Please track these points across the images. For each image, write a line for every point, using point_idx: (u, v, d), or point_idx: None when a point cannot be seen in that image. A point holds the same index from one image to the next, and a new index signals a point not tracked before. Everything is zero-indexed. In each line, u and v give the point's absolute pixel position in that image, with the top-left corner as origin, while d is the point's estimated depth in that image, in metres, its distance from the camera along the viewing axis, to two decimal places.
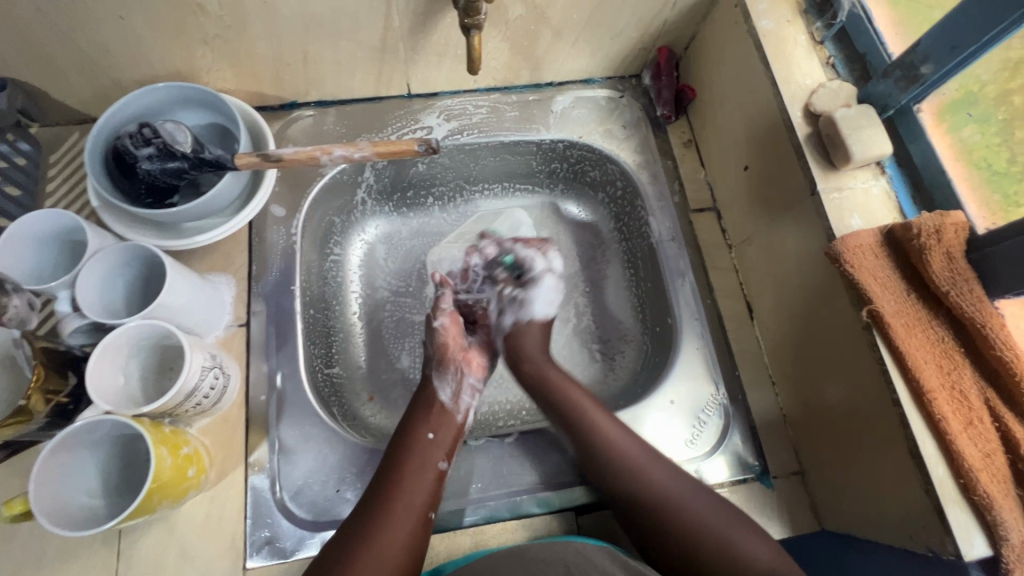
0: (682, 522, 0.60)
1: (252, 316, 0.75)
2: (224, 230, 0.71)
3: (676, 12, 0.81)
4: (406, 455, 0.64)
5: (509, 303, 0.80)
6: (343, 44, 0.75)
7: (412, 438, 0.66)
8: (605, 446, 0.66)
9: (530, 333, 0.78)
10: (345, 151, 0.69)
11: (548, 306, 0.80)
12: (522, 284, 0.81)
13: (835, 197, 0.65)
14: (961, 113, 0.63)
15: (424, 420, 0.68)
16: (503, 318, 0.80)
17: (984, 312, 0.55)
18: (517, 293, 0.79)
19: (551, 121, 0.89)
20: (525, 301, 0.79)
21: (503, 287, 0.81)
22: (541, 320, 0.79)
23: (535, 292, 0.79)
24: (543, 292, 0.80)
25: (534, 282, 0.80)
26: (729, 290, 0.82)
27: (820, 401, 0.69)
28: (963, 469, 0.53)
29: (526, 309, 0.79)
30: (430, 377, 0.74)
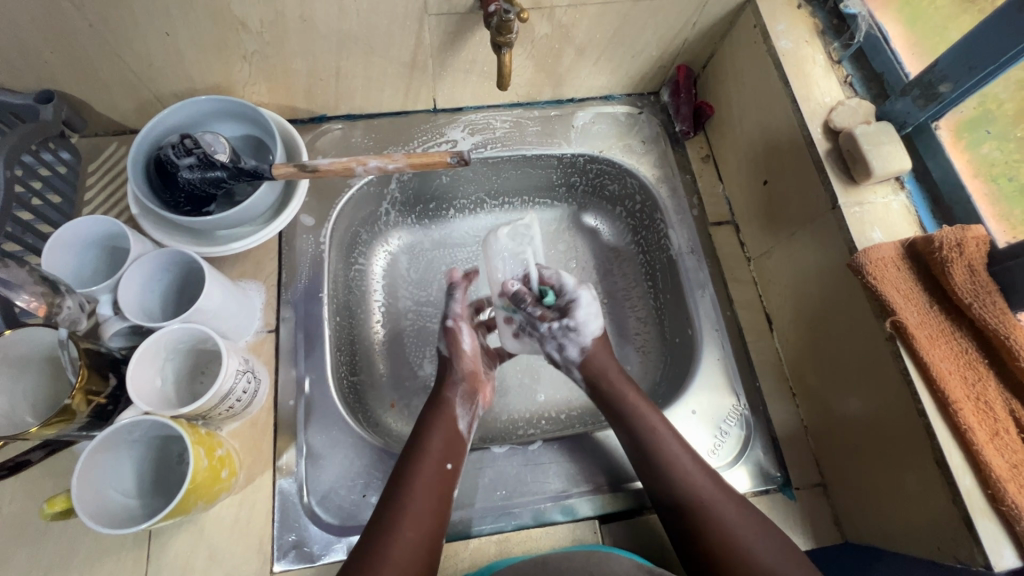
0: (705, 522, 0.63)
1: (282, 322, 0.76)
2: (258, 238, 0.73)
3: (695, 32, 0.83)
4: (428, 474, 0.65)
5: (564, 334, 0.77)
6: (374, 61, 0.78)
7: (439, 458, 0.67)
8: (643, 444, 0.68)
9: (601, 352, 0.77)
10: (380, 162, 0.66)
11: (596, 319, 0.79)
12: (563, 312, 0.78)
13: (856, 212, 0.66)
14: (979, 130, 0.64)
15: (442, 446, 0.69)
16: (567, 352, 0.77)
17: (1007, 324, 0.56)
18: (565, 323, 0.76)
19: (571, 136, 0.92)
20: (578, 328, 0.77)
21: (546, 321, 0.77)
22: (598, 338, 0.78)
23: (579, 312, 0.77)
24: (587, 309, 0.78)
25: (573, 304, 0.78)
26: (749, 303, 0.83)
27: (842, 411, 0.69)
28: (991, 480, 0.53)
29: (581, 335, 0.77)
30: (452, 401, 0.74)
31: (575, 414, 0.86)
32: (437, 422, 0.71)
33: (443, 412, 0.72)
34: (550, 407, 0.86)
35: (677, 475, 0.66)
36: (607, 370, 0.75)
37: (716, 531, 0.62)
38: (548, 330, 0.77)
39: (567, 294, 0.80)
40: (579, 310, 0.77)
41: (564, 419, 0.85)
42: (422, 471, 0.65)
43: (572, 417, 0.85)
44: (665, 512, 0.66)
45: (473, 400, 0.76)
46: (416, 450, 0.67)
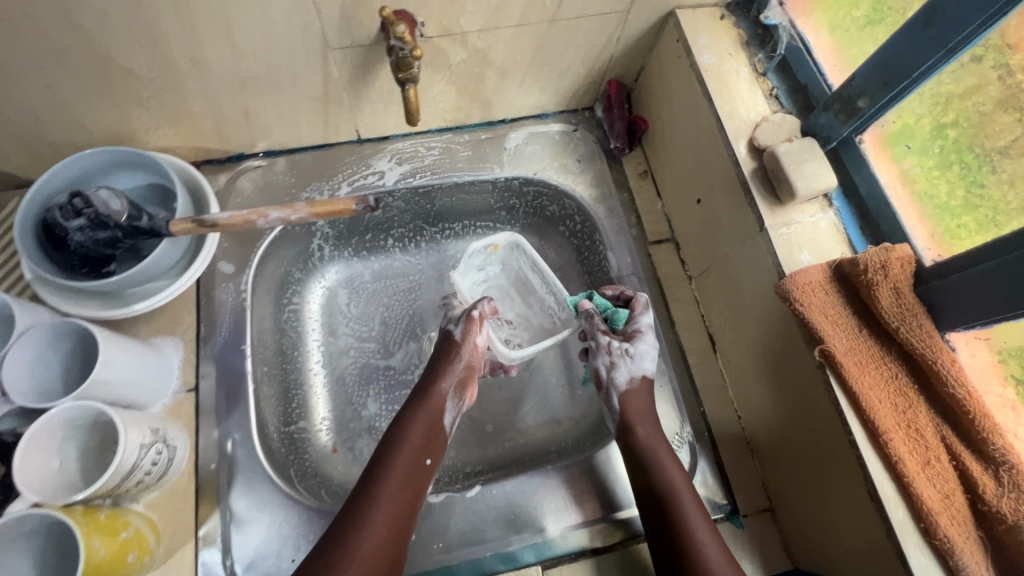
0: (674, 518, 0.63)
1: (201, 379, 0.72)
2: (169, 293, 0.69)
3: (620, 47, 0.80)
4: (400, 470, 0.65)
5: (619, 356, 0.72)
6: (283, 97, 0.74)
7: (411, 460, 0.66)
8: (636, 442, 0.69)
9: (639, 392, 0.71)
10: (281, 213, 0.62)
11: (653, 360, 0.73)
12: (625, 336, 0.73)
13: (783, 234, 0.64)
14: (901, 144, 0.62)
15: (421, 440, 0.68)
16: (615, 373, 0.72)
17: (934, 348, 0.55)
18: (626, 347, 0.72)
19: (504, 159, 0.89)
20: (636, 355, 0.72)
21: (607, 338, 0.72)
22: (646, 377, 0.73)
23: (643, 344, 0.73)
24: (649, 344, 0.73)
25: (640, 333, 0.73)
26: (691, 324, 0.81)
27: (785, 438, 0.67)
28: (923, 513, 0.52)
29: (637, 364, 0.72)
30: (443, 394, 0.72)
31: (525, 446, 0.85)
32: (414, 418, 0.69)
33: (435, 403, 0.71)
34: (499, 440, 0.86)
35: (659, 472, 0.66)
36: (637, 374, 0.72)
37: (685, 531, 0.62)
38: (607, 346, 0.72)
39: (637, 320, 0.74)
40: (642, 341, 0.72)
41: (514, 452, 0.84)
42: (390, 474, 0.64)
43: (522, 450, 0.84)
44: (646, 513, 0.65)
45: (462, 394, 0.74)
46: (394, 442, 0.67)
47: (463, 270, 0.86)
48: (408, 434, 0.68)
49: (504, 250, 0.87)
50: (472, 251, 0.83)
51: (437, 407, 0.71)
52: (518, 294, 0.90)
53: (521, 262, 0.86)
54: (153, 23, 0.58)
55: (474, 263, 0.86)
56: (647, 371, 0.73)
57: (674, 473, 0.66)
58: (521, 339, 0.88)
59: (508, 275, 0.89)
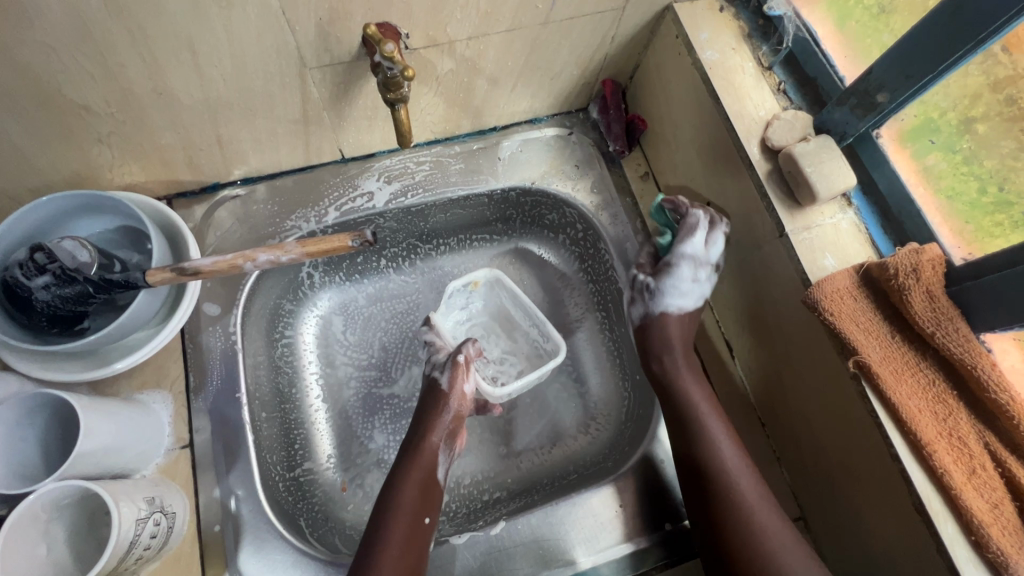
0: (697, 434, 0.66)
1: (196, 434, 0.67)
2: (156, 343, 0.64)
3: (616, 45, 0.76)
4: (399, 535, 0.61)
5: (639, 292, 0.76)
6: (260, 122, 0.68)
7: (410, 522, 0.62)
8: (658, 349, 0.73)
9: (666, 326, 0.73)
10: (270, 255, 0.57)
11: (682, 297, 0.74)
12: (657, 272, 0.75)
13: (805, 238, 0.61)
14: (923, 139, 0.59)
15: (417, 500, 0.64)
16: (634, 308, 0.77)
17: (974, 352, 0.52)
18: (647, 283, 0.75)
19: (499, 169, 0.84)
20: (656, 294, 0.74)
21: (637, 272, 0.76)
22: (676, 313, 0.74)
23: (668, 281, 0.73)
24: (678, 282, 0.73)
25: (668, 269, 0.73)
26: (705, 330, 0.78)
27: (813, 447, 0.65)
28: (974, 526, 0.50)
29: (657, 301, 0.74)
30: (435, 447, 0.70)
31: (542, 468, 0.82)
32: (408, 477, 0.66)
33: (425, 455, 0.69)
34: (515, 462, 0.83)
35: (681, 396, 0.69)
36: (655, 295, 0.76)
37: (708, 444, 0.65)
38: (634, 282, 0.77)
39: (676, 251, 0.72)
40: (668, 279, 0.73)
41: (532, 475, 0.81)
42: (388, 544, 0.60)
43: (539, 472, 0.82)
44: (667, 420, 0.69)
45: (453, 444, 0.73)
46: (390, 504, 0.63)
47: (445, 308, 0.85)
48: (402, 497, 0.64)
49: (483, 288, 0.86)
50: (450, 291, 0.83)
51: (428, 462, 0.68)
52: (504, 332, 0.89)
53: (501, 298, 0.87)
54: (109, 54, 0.52)
55: (457, 301, 0.86)
56: (665, 309, 0.74)
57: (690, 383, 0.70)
58: (508, 377, 0.87)
59: (495, 313, 0.89)
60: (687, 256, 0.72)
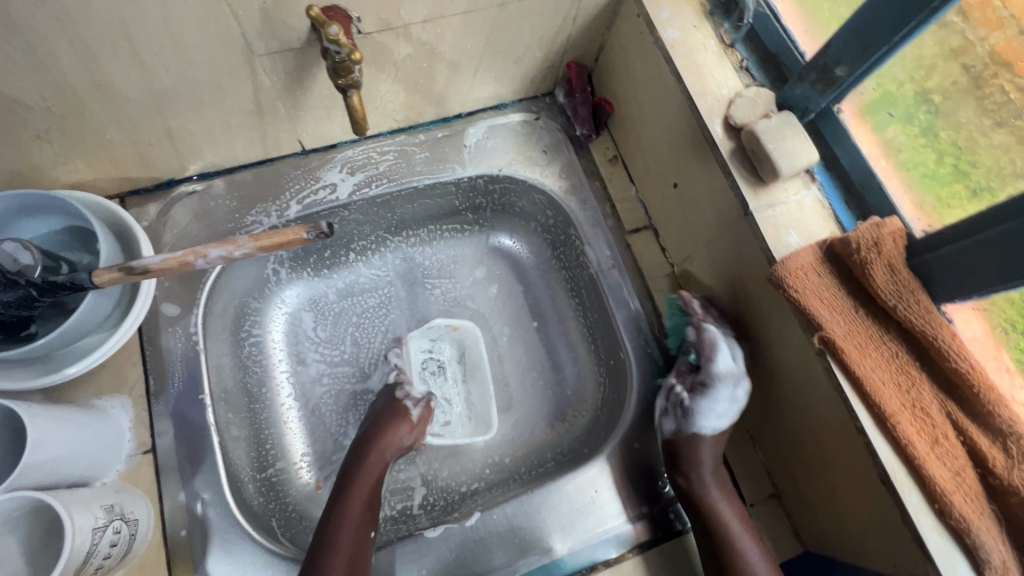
0: (727, 552, 0.62)
1: (158, 438, 0.65)
2: (109, 346, 0.60)
3: (577, 26, 0.74)
4: (344, 544, 0.62)
5: (672, 407, 0.70)
6: (211, 114, 0.66)
7: (355, 534, 0.63)
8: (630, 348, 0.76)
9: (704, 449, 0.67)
10: (222, 251, 0.54)
11: (717, 418, 0.68)
12: (693, 388, 0.69)
13: (769, 216, 0.61)
14: (882, 112, 0.59)
15: (363, 514, 0.66)
16: (663, 420, 0.71)
17: (934, 323, 0.53)
18: (682, 398, 0.69)
19: (465, 157, 0.83)
20: (692, 414, 0.68)
21: (675, 384, 0.71)
22: (710, 437, 0.68)
23: (707, 404, 0.68)
24: (713, 404, 0.68)
25: (704, 390, 0.68)
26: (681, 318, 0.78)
27: (785, 425, 0.66)
28: (938, 494, 0.50)
29: (691, 421, 0.68)
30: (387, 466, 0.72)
31: (520, 457, 0.81)
32: (355, 491, 0.67)
33: (375, 473, 0.70)
34: (492, 453, 0.82)
35: (710, 521, 0.64)
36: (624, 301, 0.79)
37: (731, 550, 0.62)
38: (670, 395, 0.71)
39: (709, 369, 0.68)
40: (705, 400, 0.68)
41: (509, 464, 0.81)
42: (335, 552, 0.61)
43: (517, 462, 0.81)
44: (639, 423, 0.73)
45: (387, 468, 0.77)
46: (337, 514, 0.65)
47: (421, 333, 0.87)
48: (346, 509, 0.65)
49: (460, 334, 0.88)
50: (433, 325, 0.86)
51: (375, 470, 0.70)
52: (462, 381, 0.87)
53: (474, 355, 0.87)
54: (39, 45, 0.49)
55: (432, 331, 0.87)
56: (703, 432, 0.68)
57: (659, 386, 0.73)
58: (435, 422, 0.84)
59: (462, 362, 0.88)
60: (720, 373, 0.67)
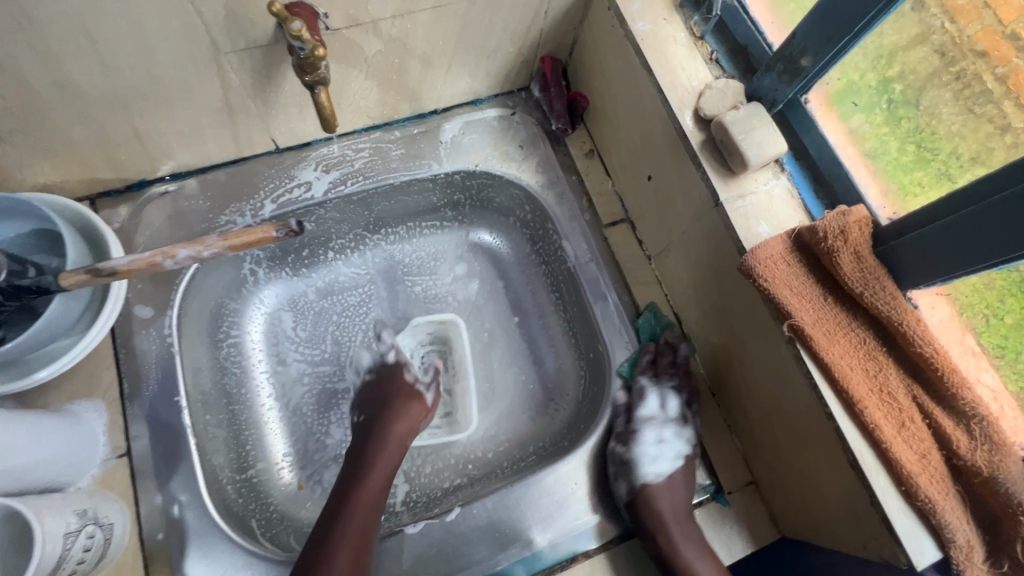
0: None
1: (134, 442, 0.65)
2: (81, 348, 0.60)
3: (550, 20, 0.74)
4: (355, 528, 0.62)
5: (614, 465, 0.71)
6: (180, 113, 0.65)
7: (367, 517, 0.64)
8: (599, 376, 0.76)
9: (655, 489, 0.67)
10: (190, 251, 0.54)
11: (656, 464, 0.69)
12: (626, 441, 0.72)
13: (739, 206, 0.61)
14: (847, 102, 0.60)
15: (377, 495, 0.67)
16: (613, 485, 0.70)
17: (900, 309, 0.53)
18: (621, 454, 0.71)
19: (441, 153, 0.82)
20: (633, 465, 0.70)
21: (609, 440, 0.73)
22: (657, 482, 0.68)
23: (640, 450, 0.70)
24: (649, 451, 0.70)
25: (635, 437, 0.72)
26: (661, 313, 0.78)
27: (761, 413, 0.66)
28: (904, 477, 0.51)
29: (633, 472, 0.69)
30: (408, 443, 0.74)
31: (502, 451, 0.82)
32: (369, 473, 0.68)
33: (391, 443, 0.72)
34: (474, 447, 0.83)
35: (685, 574, 0.62)
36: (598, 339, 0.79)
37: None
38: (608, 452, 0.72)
39: (635, 416, 0.73)
40: (638, 448, 0.70)
41: (492, 459, 0.81)
42: (344, 538, 0.61)
43: (499, 456, 0.82)
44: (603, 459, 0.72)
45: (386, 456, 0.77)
46: (352, 497, 0.65)
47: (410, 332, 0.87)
48: (364, 491, 0.66)
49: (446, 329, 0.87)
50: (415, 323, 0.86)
51: (392, 457, 0.71)
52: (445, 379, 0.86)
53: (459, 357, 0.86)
54: None
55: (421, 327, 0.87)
56: (644, 480, 0.68)
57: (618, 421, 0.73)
58: None
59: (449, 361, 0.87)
60: (645, 418, 0.72)
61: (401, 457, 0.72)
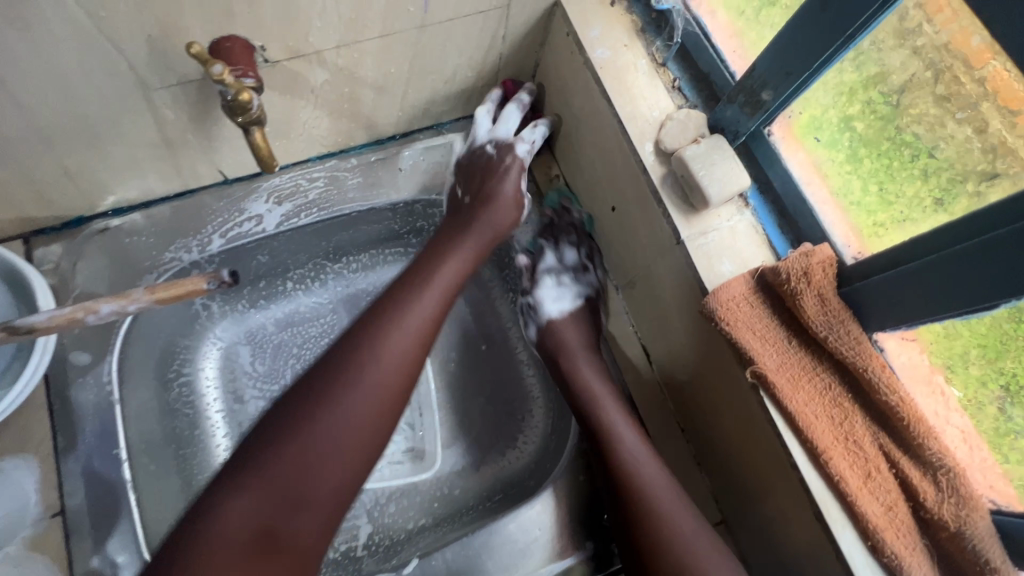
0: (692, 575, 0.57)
1: (69, 500, 0.61)
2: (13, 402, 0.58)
3: (508, 44, 0.71)
4: (380, 356, 0.54)
5: (524, 313, 0.79)
6: (113, 150, 0.61)
7: (398, 372, 0.55)
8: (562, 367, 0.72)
9: (562, 335, 0.74)
10: (114, 305, 0.51)
11: (558, 301, 0.77)
12: (531, 287, 0.79)
13: (701, 244, 0.59)
14: (810, 137, 0.58)
15: (420, 332, 0.57)
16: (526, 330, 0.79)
17: (865, 355, 0.51)
18: (525, 301, 0.79)
19: (401, 181, 0.79)
20: (536, 307, 0.77)
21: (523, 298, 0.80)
22: (561, 319, 0.76)
23: (541, 295, 0.77)
24: (548, 293, 0.77)
25: (536, 280, 0.79)
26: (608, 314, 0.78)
27: (728, 454, 0.64)
28: (870, 532, 0.49)
29: (537, 312, 0.77)
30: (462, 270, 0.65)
31: (469, 488, 0.79)
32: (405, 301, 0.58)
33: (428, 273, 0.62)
34: (440, 485, 0.80)
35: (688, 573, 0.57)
36: (565, 341, 0.74)
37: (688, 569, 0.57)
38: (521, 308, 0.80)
39: (539, 266, 0.79)
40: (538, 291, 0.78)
41: (457, 496, 0.79)
42: (360, 385, 0.53)
43: (466, 493, 0.79)
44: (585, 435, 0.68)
45: None
46: (378, 328, 0.56)
47: None
48: (404, 318, 0.57)
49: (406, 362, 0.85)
50: None
51: (446, 284, 0.62)
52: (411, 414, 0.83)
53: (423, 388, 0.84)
54: None
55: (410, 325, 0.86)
56: (549, 316, 0.76)
57: (597, 386, 0.69)
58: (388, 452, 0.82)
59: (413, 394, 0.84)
60: (546, 267, 0.78)
61: (457, 285, 0.64)
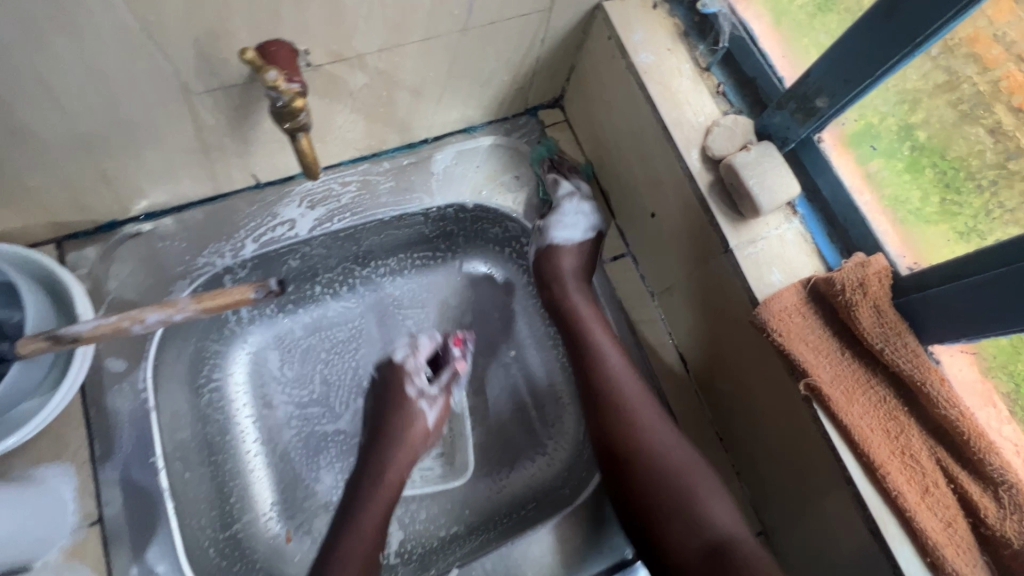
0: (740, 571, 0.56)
1: (106, 508, 0.60)
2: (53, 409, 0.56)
3: (546, 48, 0.70)
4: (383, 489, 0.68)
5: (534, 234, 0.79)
6: (150, 155, 0.61)
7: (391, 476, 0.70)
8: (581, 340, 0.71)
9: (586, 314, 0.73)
10: (160, 314, 0.50)
11: (569, 230, 0.76)
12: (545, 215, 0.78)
13: (750, 254, 0.58)
14: (865, 145, 0.58)
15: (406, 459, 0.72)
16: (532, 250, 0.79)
17: (921, 368, 0.51)
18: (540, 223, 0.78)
19: (434, 185, 0.78)
20: (546, 229, 0.77)
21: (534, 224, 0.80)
22: (570, 246, 0.76)
23: (554, 217, 0.76)
24: (563, 222, 0.76)
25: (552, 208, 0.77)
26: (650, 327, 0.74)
27: (772, 466, 0.63)
28: (929, 548, 0.48)
29: (545, 236, 0.77)
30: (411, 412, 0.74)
31: (501, 496, 0.78)
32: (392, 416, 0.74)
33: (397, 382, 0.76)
34: (472, 492, 0.79)
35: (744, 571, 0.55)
36: (590, 322, 0.72)
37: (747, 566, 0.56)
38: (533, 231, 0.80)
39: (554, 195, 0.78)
40: (551, 217, 0.77)
41: (490, 503, 0.78)
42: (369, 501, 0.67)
43: (498, 500, 0.78)
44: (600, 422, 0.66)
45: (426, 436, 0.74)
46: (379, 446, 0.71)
47: None
48: (393, 434, 0.72)
49: None
50: None
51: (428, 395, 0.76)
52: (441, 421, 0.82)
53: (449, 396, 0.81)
54: None
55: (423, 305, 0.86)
56: (557, 240, 0.76)
57: (615, 363, 0.68)
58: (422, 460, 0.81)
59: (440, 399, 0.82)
60: (561, 195, 0.77)
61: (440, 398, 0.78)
